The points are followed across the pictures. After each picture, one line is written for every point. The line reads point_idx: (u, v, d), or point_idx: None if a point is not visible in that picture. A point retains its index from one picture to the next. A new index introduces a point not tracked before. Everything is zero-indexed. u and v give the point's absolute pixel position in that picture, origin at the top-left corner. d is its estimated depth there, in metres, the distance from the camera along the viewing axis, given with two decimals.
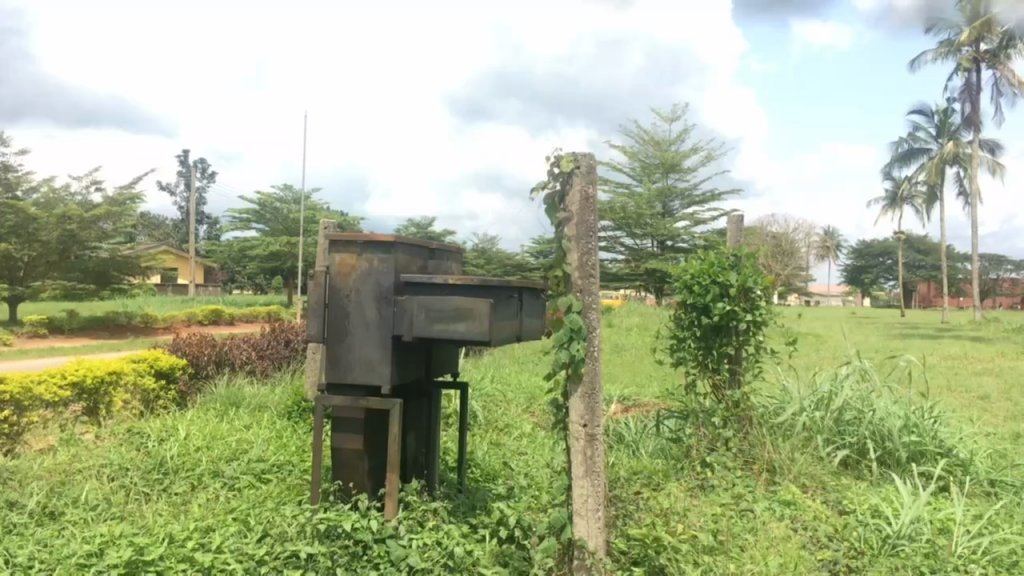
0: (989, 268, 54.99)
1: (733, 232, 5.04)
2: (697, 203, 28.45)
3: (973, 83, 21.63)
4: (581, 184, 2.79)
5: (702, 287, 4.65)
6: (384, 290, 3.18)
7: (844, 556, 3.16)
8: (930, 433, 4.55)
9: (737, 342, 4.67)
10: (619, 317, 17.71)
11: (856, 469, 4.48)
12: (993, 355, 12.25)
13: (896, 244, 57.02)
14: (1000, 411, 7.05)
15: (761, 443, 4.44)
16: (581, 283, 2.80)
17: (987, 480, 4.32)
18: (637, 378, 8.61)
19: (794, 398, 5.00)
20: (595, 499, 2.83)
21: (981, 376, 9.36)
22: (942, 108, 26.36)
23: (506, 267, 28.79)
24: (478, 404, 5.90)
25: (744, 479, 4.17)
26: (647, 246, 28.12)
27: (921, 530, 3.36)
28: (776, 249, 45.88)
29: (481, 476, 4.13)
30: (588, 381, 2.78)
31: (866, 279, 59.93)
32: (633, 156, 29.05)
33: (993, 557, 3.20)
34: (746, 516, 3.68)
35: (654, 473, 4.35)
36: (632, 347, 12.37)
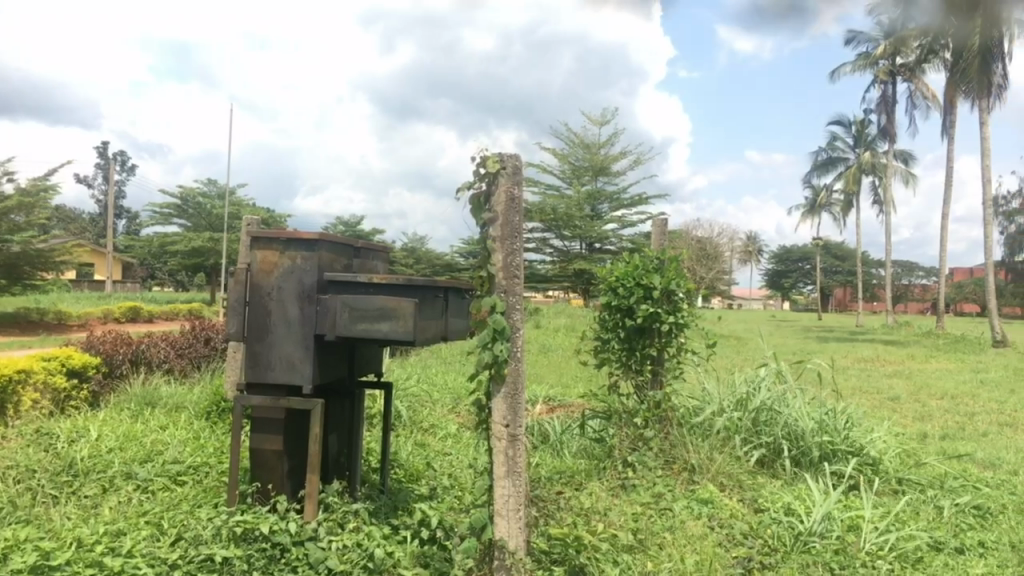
0: (901, 274, 57.12)
1: (658, 236, 5.12)
2: (625, 206, 28.82)
3: (889, 95, 22.44)
4: (506, 185, 2.79)
5: (625, 289, 4.70)
6: (307, 288, 3.14)
7: (757, 553, 3.23)
8: (841, 434, 4.71)
9: (659, 344, 4.74)
10: (546, 318, 17.81)
11: (772, 468, 4.61)
12: (903, 358, 12.72)
13: (814, 249, 58.93)
14: (908, 411, 7.34)
15: (682, 443, 4.52)
16: (505, 284, 2.81)
17: (894, 479, 4.49)
18: (563, 378, 8.68)
19: (713, 398, 5.10)
20: (516, 499, 2.83)
21: (891, 379, 9.70)
22: (859, 119, 27.23)
23: (434, 267, 28.70)
24: (403, 405, 5.85)
25: (665, 479, 4.24)
26: (575, 247, 28.39)
27: (831, 527, 3.47)
28: (700, 253, 46.90)
29: (404, 476, 4.11)
30: (512, 382, 2.79)
31: (786, 283, 61.80)
32: (563, 158, 29.23)
33: (899, 553, 3.32)
34: (665, 515, 3.74)
35: (576, 472, 4.39)
36: (558, 348, 12.46)
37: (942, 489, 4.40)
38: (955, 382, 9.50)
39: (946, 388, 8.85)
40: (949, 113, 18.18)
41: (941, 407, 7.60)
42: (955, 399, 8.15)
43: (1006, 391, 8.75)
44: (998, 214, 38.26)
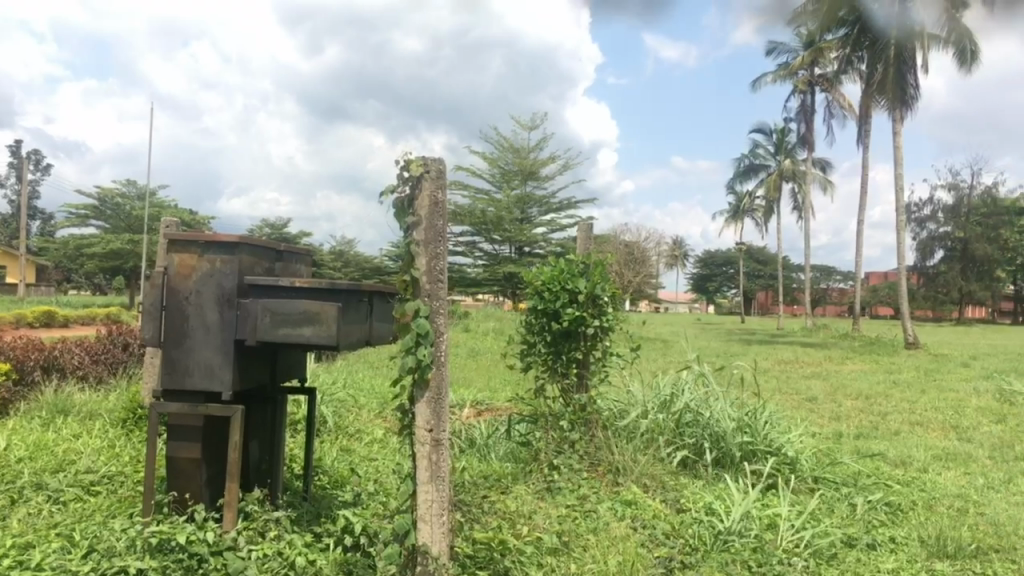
0: (820, 278, 58.90)
1: (583, 240, 5.15)
2: (554, 210, 29.03)
3: (808, 104, 23.11)
4: (430, 189, 2.78)
5: (552, 293, 4.72)
6: (226, 292, 3.07)
7: (679, 552, 3.29)
8: (761, 434, 4.83)
9: (584, 347, 4.78)
10: (475, 322, 17.81)
11: (693, 469, 4.71)
12: (821, 360, 13.10)
13: (737, 254, 60.40)
14: (825, 412, 7.56)
15: (606, 446, 4.58)
16: (429, 288, 2.80)
17: (811, 477, 4.61)
18: (491, 382, 8.69)
19: (637, 401, 5.17)
20: (439, 504, 2.83)
21: (809, 380, 9.99)
22: (780, 128, 27.95)
23: (362, 270, 28.41)
24: (328, 410, 5.77)
25: (589, 482, 4.29)
26: (505, 251, 28.46)
27: (749, 526, 3.55)
28: (628, 257, 47.58)
29: (328, 483, 4.06)
30: (435, 387, 2.79)
31: (710, 287, 63.11)
32: (492, 162, 29.28)
33: (814, 550, 3.42)
34: (590, 516, 3.78)
35: (502, 476, 4.39)
36: (486, 351, 12.48)
37: (856, 487, 4.54)
38: (869, 383, 9.83)
39: (860, 389, 9.16)
40: (865, 123, 18.83)
41: (855, 407, 7.87)
42: (868, 399, 8.44)
43: (917, 391, 9.10)
44: (911, 220, 39.70)
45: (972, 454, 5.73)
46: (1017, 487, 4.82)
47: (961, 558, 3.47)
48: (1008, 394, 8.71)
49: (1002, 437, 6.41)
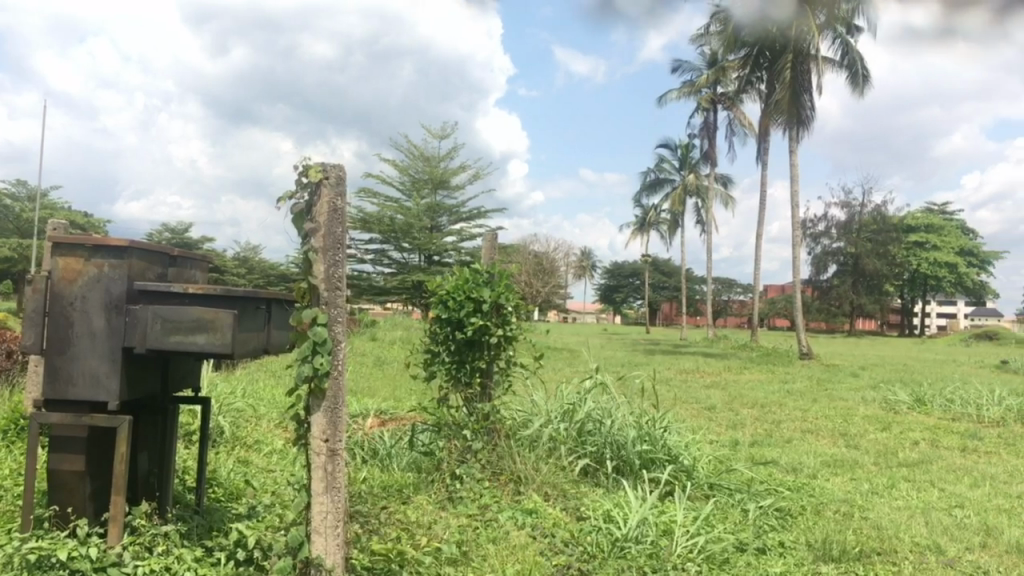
0: (721, 290, 60.68)
1: (488, 250, 5.14)
2: (464, 219, 29.03)
3: (711, 122, 23.81)
4: (329, 196, 2.74)
5: (456, 303, 4.70)
6: (114, 298, 2.95)
7: (576, 560, 3.35)
8: (659, 442, 4.93)
9: (488, 357, 4.78)
10: (382, 331, 17.64)
11: (594, 477, 4.77)
12: (720, 369, 13.46)
13: (643, 265, 61.73)
14: (723, 420, 7.79)
15: (509, 454, 4.60)
16: (327, 296, 2.76)
17: (706, 484, 4.73)
18: (395, 391, 8.62)
19: (541, 410, 5.22)
20: (334, 515, 2.79)
21: (709, 389, 10.25)
22: (684, 143, 28.66)
23: (268, 277, 27.80)
24: (225, 420, 5.61)
25: (491, 491, 4.30)
26: (414, 259, 28.32)
27: (645, 532, 3.62)
28: (537, 267, 48.02)
29: (222, 495, 3.95)
30: (332, 396, 2.76)
31: (617, 297, 64.17)
32: (402, 170, 29.05)
33: (706, 555, 3.50)
34: (491, 525, 3.79)
35: (404, 486, 4.35)
36: (392, 360, 12.38)
37: (748, 493, 4.67)
38: (765, 392, 10.16)
39: (756, 398, 9.47)
40: (763, 141, 19.50)
41: (751, 415, 8.12)
42: (764, 407, 8.73)
43: (809, 400, 9.45)
44: (807, 236, 41.25)
45: (859, 461, 5.98)
46: (898, 491, 5.06)
47: (845, 561, 3.60)
48: (893, 403, 9.14)
49: (887, 444, 6.72)
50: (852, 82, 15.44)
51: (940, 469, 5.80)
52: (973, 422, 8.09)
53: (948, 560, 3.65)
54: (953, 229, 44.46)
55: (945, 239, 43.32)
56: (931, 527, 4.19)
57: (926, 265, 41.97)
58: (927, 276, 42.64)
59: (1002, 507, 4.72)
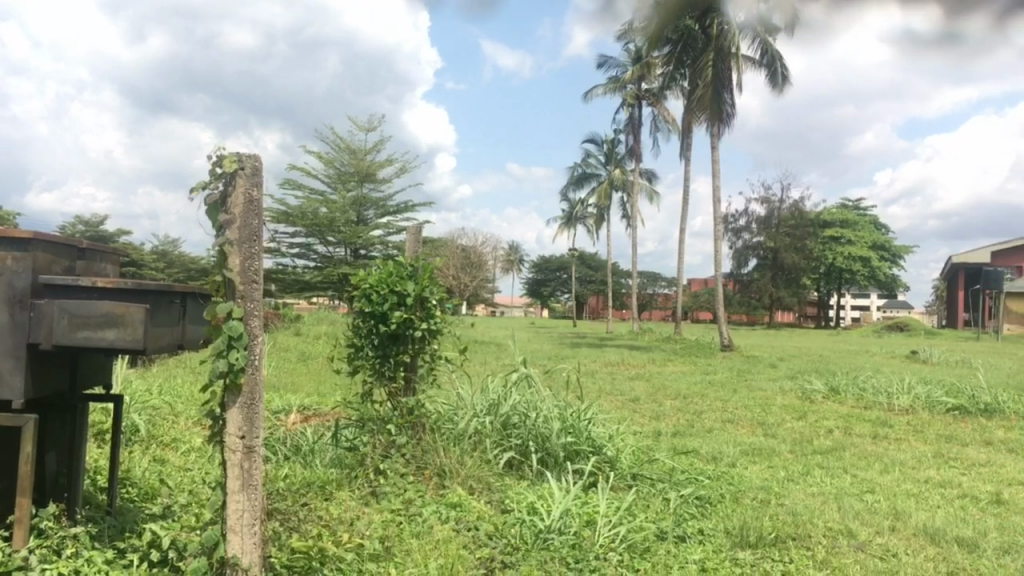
0: (646, 284, 61.64)
1: (412, 242, 5.09)
2: (391, 213, 28.78)
3: (636, 117, 24.10)
4: (244, 186, 2.68)
5: (379, 296, 4.63)
6: (18, 292, 2.83)
7: (500, 552, 3.35)
8: (584, 434, 4.97)
9: (412, 351, 4.74)
10: (306, 326, 17.34)
11: (519, 470, 4.80)
12: (645, 362, 13.66)
13: (570, 259, 62.27)
14: (646, 411, 7.91)
15: (434, 448, 4.58)
16: (242, 290, 2.70)
17: (629, 475, 4.79)
18: (319, 386, 8.51)
19: (466, 404, 5.21)
20: (252, 513, 2.73)
21: (633, 381, 10.40)
22: (610, 138, 28.95)
23: (188, 272, 27.09)
24: (140, 418, 5.44)
25: (415, 486, 4.28)
26: (339, 253, 27.96)
27: (569, 523, 3.65)
28: (463, 262, 47.93)
29: (137, 495, 3.83)
30: (248, 391, 2.70)
31: (544, 292, 64.57)
32: (327, 162, 28.60)
33: (629, 544, 3.55)
34: (415, 520, 3.77)
35: (327, 483, 4.28)
36: (316, 355, 12.21)
37: (670, 482, 4.76)
38: (688, 383, 10.37)
39: (678, 389, 9.64)
40: (686, 137, 19.85)
41: (674, 406, 8.26)
42: (686, 398, 8.89)
43: (729, 390, 9.67)
44: (729, 231, 42.15)
45: (776, 449, 6.15)
46: (812, 478, 5.22)
47: (762, 546, 3.70)
48: (809, 393, 9.42)
49: (802, 432, 6.92)
50: (771, 81, 15.82)
51: (852, 456, 6.00)
52: (884, 410, 8.40)
53: (859, 544, 3.77)
54: (865, 225, 46.05)
55: (858, 233, 44.82)
56: (844, 512, 4.33)
57: (841, 258, 43.35)
58: (842, 270, 44.08)
59: (909, 492, 4.91)
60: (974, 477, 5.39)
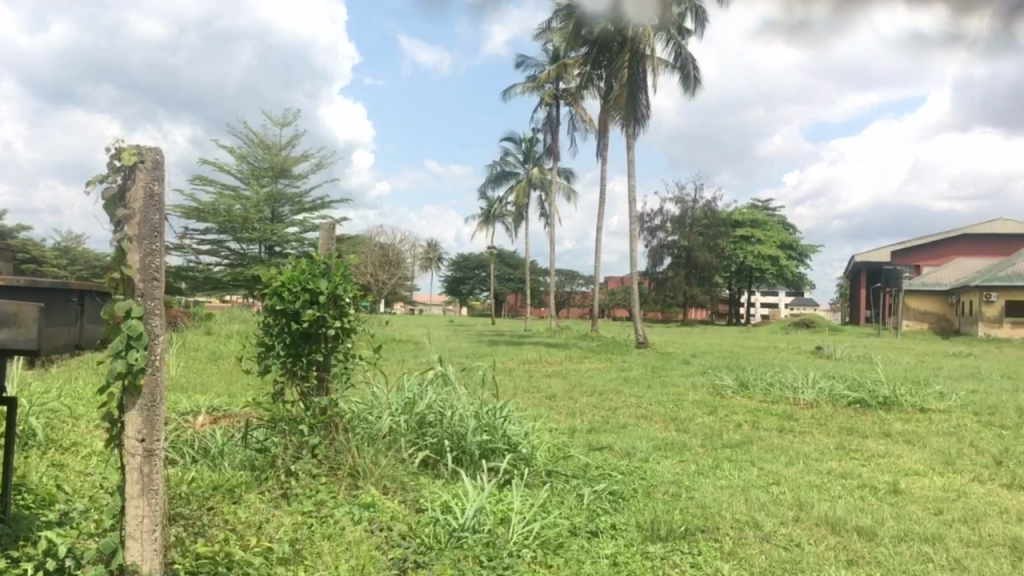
0: (565, 282, 62.15)
1: (326, 239, 5.02)
2: (306, 210, 28.31)
3: (554, 117, 24.30)
4: (144, 180, 2.60)
5: (290, 293, 4.52)
6: None
7: (413, 553, 3.32)
8: (499, 432, 4.99)
9: (325, 349, 4.67)
10: (218, 325, 16.88)
11: (434, 468, 4.77)
12: (561, 359, 13.75)
13: (488, 257, 62.36)
14: (562, 408, 7.97)
15: (346, 448, 4.52)
16: (142, 288, 2.61)
17: (544, 471, 4.82)
18: (229, 387, 8.31)
19: (381, 403, 5.15)
20: (151, 519, 2.66)
21: (550, 378, 10.47)
22: (528, 137, 29.10)
23: (92, 269, 26.04)
24: (37, 422, 5.20)
25: (327, 487, 4.22)
26: (253, 250, 27.35)
27: (483, 521, 3.65)
28: (380, 260, 47.45)
29: (33, 501, 3.66)
30: (149, 392, 2.62)
31: (463, 289, 64.51)
32: (240, 157, 27.91)
33: (542, 541, 3.57)
34: (326, 522, 3.71)
35: (235, 485, 4.17)
36: (226, 355, 11.90)
37: (584, 478, 4.81)
38: (603, 380, 10.51)
39: (594, 386, 9.76)
40: (602, 138, 20.10)
41: (589, 403, 8.36)
42: (601, 395, 9.00)
43: (643, 387, 9.85)
44: (644, 230, 42.84)
45: (686, 443, 6.29)
46: (721, 471, 5.36)
47: (671, 539, 3.77)
48: (719, 388, 9.67)
49: (713, 427, 7.08)
50: (684, 83, 16.16)
51: (758, 449, 6.17)
52: (790, 404, 8.68)
53: (764, 535, 3.87)
54: (774, 224, 47.46)
55: (768, 233, 46.14)
56: (751, 504, 4.45)
57: (752, 257, 44.57)
58: (753, 268, 45.31)
59: (812, 483, 5.09)
60: (873, 467, 5.62)
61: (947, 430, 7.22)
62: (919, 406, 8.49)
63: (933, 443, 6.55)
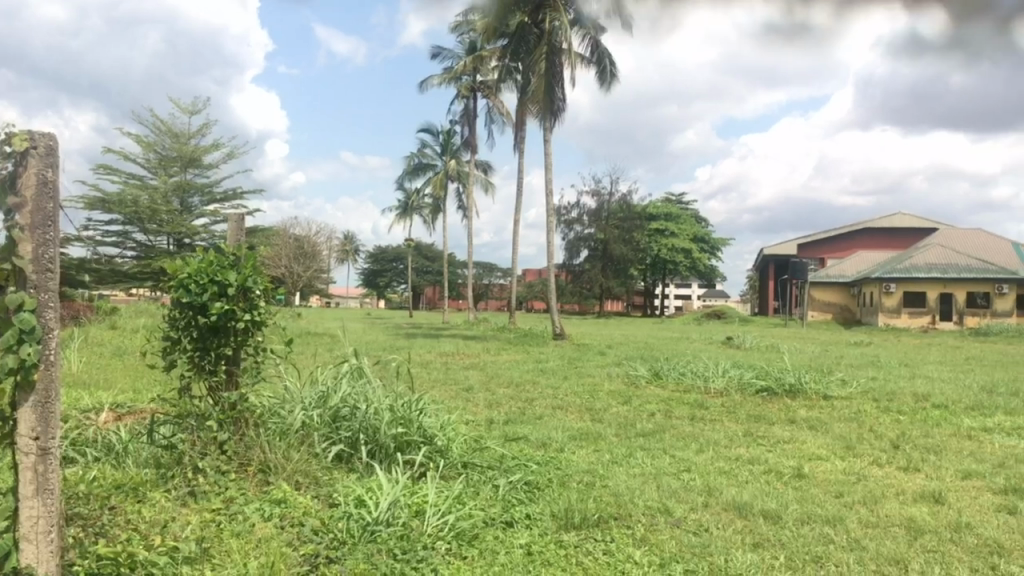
0: (482, 274, 62.20)
1: (235, 230, 4.89)
2: (217, 200, 27.57)
3: (471, 109, 24.22)
4: (37, 167, 2.49)
5: (198, 286, 4.38)
6: None
7: (325, 548, 3.27)
8: (414, 424, 4.96)
9: (234, 343, 4.54)
10: (123, 319, 16.25)
11: (348, 463, 4.72)
12: (478, 351, 13.73)
13: (406, 250, 61.96)
14: (479, 400, 7.98)
15: (257, 444, 4.43)
16: (35, 279, 2.51)
17: (459, 463, 4.82)
18: (135, 382, 8.03)
19: (294, 398, 5.05)
20: (47, 520, 2.57)
21: (467, 370, 10.47)
22: (446, 129, 28.94)
23: None
24: None
25: (236, 484, 4.13)
26: (161, 243, 26.52)
27: (397, 514, 3.63)
28: (295, 253, 46.65)
29: None
30: (43, 389, 2.53)
31: (380, 282, 63.95)
32: (147, 146, 26.98)
33: (457, 533, 3.57)
34: (235, 519, 3.63)
35: (139, 484, 4.03)
36: (131, 350, 11.48)
37: (499, 469, 4.83)
38: (519, 371, 10.56)
39: (511, 377, 9.82)
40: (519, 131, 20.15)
41: (505, 394, 8.39)
42: (518, 386, 9.08)
43: (558, 378, 9.95)
44: (561, 222, 43.23)
45: (601, 433, 6.38)
46: (635, 459, 5.45)
47: (585, 527, 3.82)
48: (634, 377, 9.87)
49: (627, 417, 7.19)
50: (600, 78, 16.32)
51: (670, 438, 6.30)
52: (700, 393, 8.91)
53: (675, 521, 3.96)
54: (688, 218, 48.46)
55: (681, 226, 47.09)
56: (662, 492, 4.53)
57: (666, 250, 45.46)
58: (666, 261, 46.19)
59: (721, 470, 5.21)
60: (779, 453, 5.79)
61: (848, 416, 7.51)
62: (822, 393, 8.81)
63: (835, 429, 6.80)
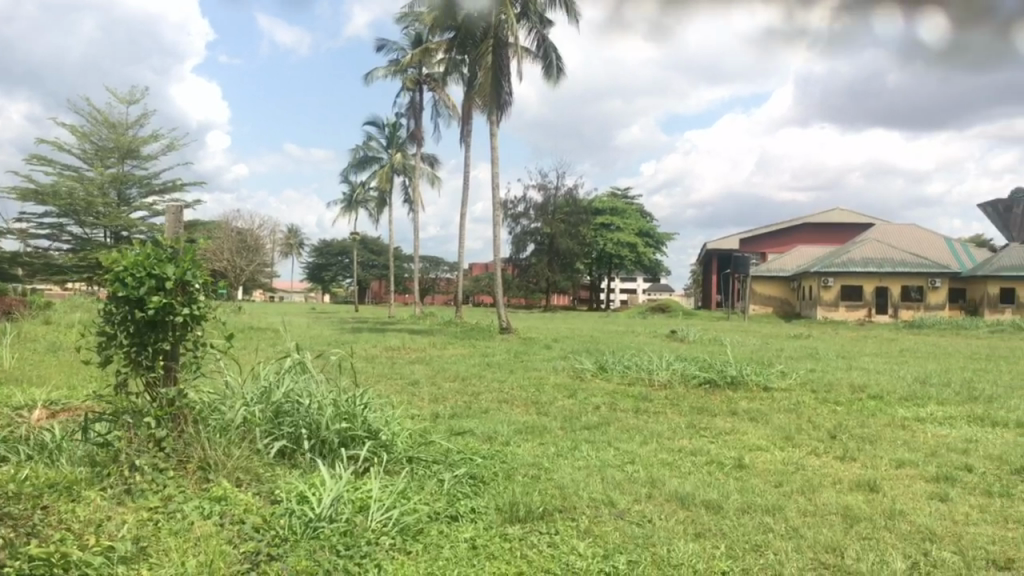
0: (429, 269, 61.92)
1: (172, 223, 4.80)
2: (156, 192, 26.96)
3: (417, 102, 24.08)
4: None
5: (134, 279, 4.28)
6: None
7: (266, 545, 3.22)
8: (359, 419, 4.93)
9: (173, 338, 4.44)
10: (57, 314, 15.77)
11: (291, 458, 4.66)
12: (424, 345, 13.66)
13: (351, 244, 61.38)
14: (424, 394, 7.96)
15: (196, 441, 4.35)
16: None
17: (403, 457, 4.79)
18: (69, 379, 7.80)
19: (235, 393, 4.96)
20: None
21: (412, 365, 10.42)
22: (391, 121, 28.72)
23: None
24: None
25: (175, 481, 4.05)
26: (97, 235, 25.83)
27: (340, 510, 3.58)
28: (238, 247, 45.84)
29: None
30: None
31: (325, 277, 63.25)
32: (82, 136, 26.27)
33: (400, 528, 3.55)
34: (174, 517, 3.56)
35: (73, 482, 3.92)
36: (65, 346, 11.15)
37: (445, 463, 4.82)
38: (465, 365, 10.55)
39: (457, 371, 9.80)
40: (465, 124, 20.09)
41: (451, 389, 8.38)
42: (463, 380, 9.07)
43: (504, 372, 9.97)
44: (508, 217, 43.28)
45: (547, 426, 6.41)
46: (580, 452, 5.49)
47: (529, 520, 3.83)
48: (579, 371, 9.95)
49: (572, 410, 7.24)
50: (546, 73, 16.36)
51: (615, 430, 6.36)
52: (644, 385, 9.01)
53: (618, 513, 3.99)
54: (633, 213, 48.90)
55: (627, 221, 47.50)
56: (606, 483, 4.57)
57: (612, 244, 45.81)
58: (612, 255, 46.55)
59: (663, 461, 5.27)
60: (720, 444, 5.89)
61: (788, 407, 7.67)
62: (762, 385, 8.98)
63: (775, 420, 6.94)
